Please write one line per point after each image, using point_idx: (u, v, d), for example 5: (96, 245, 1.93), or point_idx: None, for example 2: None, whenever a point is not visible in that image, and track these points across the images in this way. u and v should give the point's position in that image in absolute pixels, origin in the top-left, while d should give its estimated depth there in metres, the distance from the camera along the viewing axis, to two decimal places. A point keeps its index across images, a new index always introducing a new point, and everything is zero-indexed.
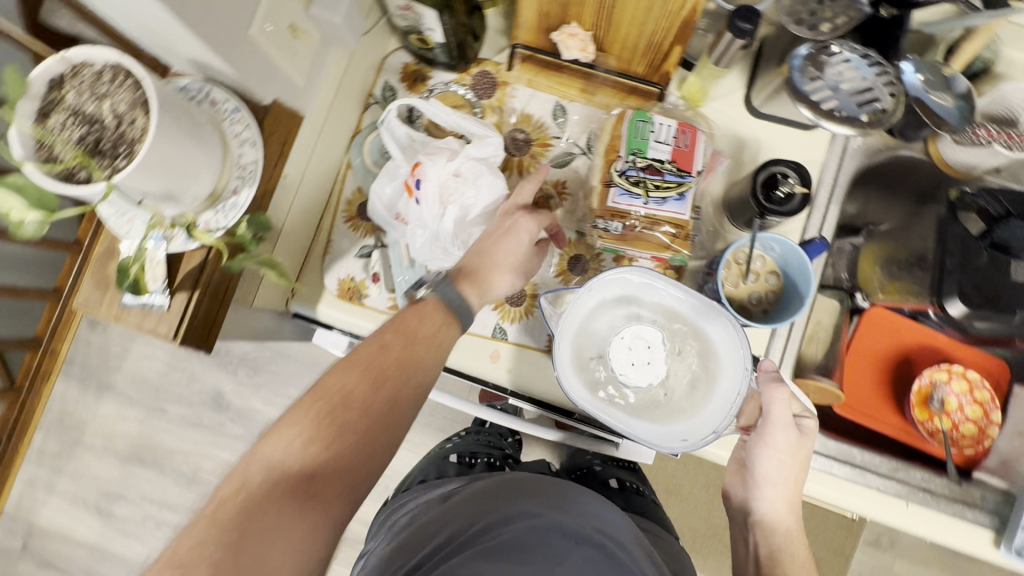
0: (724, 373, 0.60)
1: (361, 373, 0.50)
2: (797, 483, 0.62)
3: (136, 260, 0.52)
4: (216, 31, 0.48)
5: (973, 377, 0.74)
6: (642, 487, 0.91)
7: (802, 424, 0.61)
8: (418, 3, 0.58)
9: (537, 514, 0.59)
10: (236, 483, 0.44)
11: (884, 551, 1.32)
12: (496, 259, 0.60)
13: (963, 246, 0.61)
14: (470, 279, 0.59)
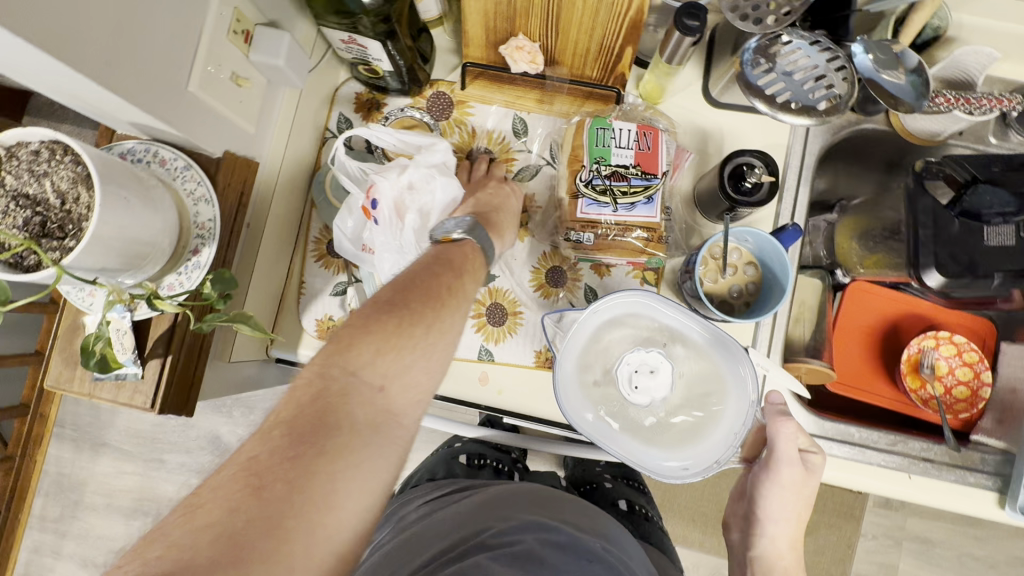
0: (729, 401, 0.61)
1: (424, 295, 0.46)
2: (799, 521, 0.61)
3: (99, 337, 0.50)
4: (151, 93, 0.47)
5: (960, 342, 0.74)
6: (651, 512, 0.91)
7: (808, 461, 0.61)
8: (360, 35, 0.58)
9: (554, 529, 0.58)
10: (312, 387, 0.38)
11: (895, 511, 1.33)
12: (504, 209, 0.64)
13: (934, 215, 0.61)
14: (489, 225, 0.60)
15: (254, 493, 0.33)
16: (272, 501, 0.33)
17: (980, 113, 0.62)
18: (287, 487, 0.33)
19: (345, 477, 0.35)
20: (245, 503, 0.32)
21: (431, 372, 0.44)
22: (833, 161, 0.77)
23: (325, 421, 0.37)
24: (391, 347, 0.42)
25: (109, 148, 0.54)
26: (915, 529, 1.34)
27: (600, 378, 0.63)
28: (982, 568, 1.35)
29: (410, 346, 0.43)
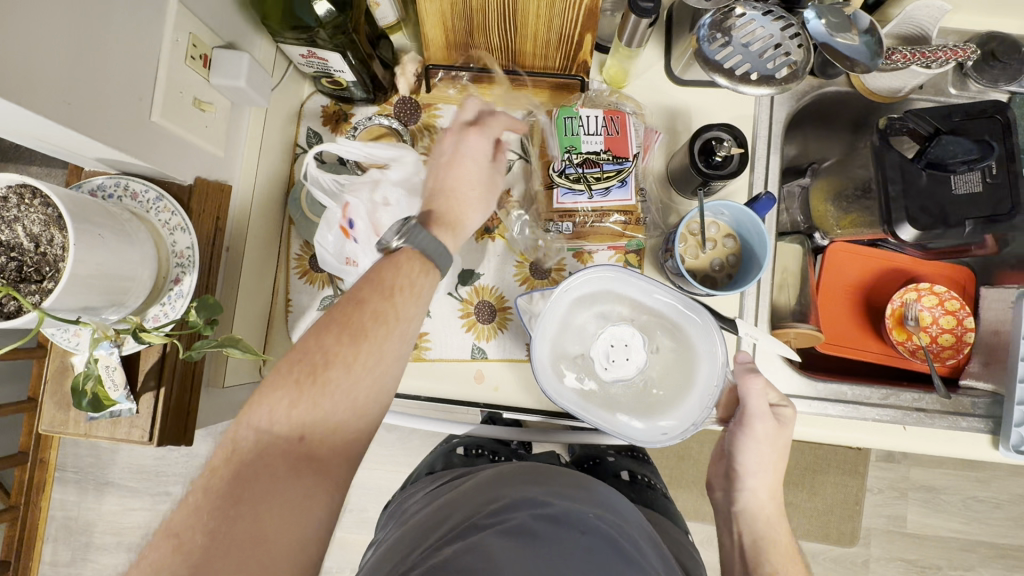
0: (701, 364, 0.62)
1: (341, 330, 0.45)
2: (778, 473, 0.62)
3: (88, 375, 0.50)
4: (113, 126, 0.46)
5: (940, 291, 0.75)
6: (653, 479, 0.92)
7: (781, 414, 0.62)
8: (319, 48, 0.58)
9: (545, 503, 0.56)
10: (226, 449, 0.41)
11: (896, 463, 1.37)
12: (460, 192, 0.54)
13: (901, 170, 0.62)
14: (442, 223, 0.52)
15: (175, 550, 0.37)
16: (192, 553, 0.37)
17: (937, 66, 0.63)
18: (207, 539, 0.38)
19: (266, 521, 0.39)
20: (169, 563, 0.37)
21: (361, 403, 0.44)
22: (801, 127, 0.78)
23: (240, 475, 0.40)
24: (307, 394, 0.43)
25: (78, 185, 0.54)
26: (918, 479, 1.38)
27: (582, 356, 0.64)
28: (986, 509, 1.39)
29: (324, 388, 0.43)
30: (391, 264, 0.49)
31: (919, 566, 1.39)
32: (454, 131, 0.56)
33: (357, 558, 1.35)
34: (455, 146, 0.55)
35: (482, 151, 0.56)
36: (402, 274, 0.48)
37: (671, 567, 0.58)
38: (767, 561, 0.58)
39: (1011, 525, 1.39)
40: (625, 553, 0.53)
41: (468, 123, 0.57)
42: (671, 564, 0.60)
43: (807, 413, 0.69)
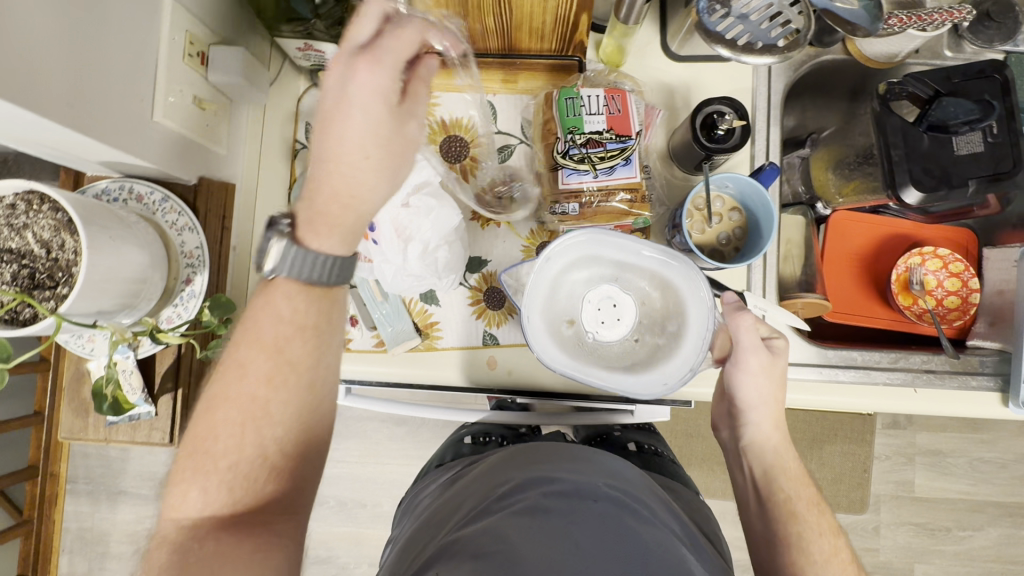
0: (691, 311, 0.60)
1: (228, 406, 0.48)
2: (778, 400, 0.64)
3: (109, 380, 0.52)
4: (114, 126, 0.46)
5: (944, 254, 0.76)
6: (658, 446, 0.94)
7: (773, 345, 0.63)
8: (315, 40, 0.57)
9: (553, 480, 0.56)
10: (160, 542, 0.46)
11: (902, 428, 1.39)
12: (342, 167, 0.48)
13: (903, 133, 0.62)
14: (321, 219, 0.50)
15: None
16: None
17: (933, 28, 0.63)
18: None
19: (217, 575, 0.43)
20: None
21: (273, 459, 0.49)
22: (799, 98, 0.78)
23: (181, 551, 0.44)
24: (211, 473, 0.47)
25: (82, 190, 0.55)
26: (925, 444, 1.40)
27: (576, 321, 0.62)
28: (992, 470, 1.41)
29: (227, 462, 0.47)
30: (261, 306, 0.50)
31: (928, 528, 1.41)
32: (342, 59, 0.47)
33: (375, 553, 1.36)
34: (337, 92, 0.47)
35: (372, 98, 0.47)
36: (285, 326, 0.50)
37: (685, 526, 0.59)
38: (780, 489, 0.64)
39: (1018, 483, 1.41)
40: (636, 513, 0.54)
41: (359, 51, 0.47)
42: (684, 523, 0.60)
43: (817, 380, 0.70)
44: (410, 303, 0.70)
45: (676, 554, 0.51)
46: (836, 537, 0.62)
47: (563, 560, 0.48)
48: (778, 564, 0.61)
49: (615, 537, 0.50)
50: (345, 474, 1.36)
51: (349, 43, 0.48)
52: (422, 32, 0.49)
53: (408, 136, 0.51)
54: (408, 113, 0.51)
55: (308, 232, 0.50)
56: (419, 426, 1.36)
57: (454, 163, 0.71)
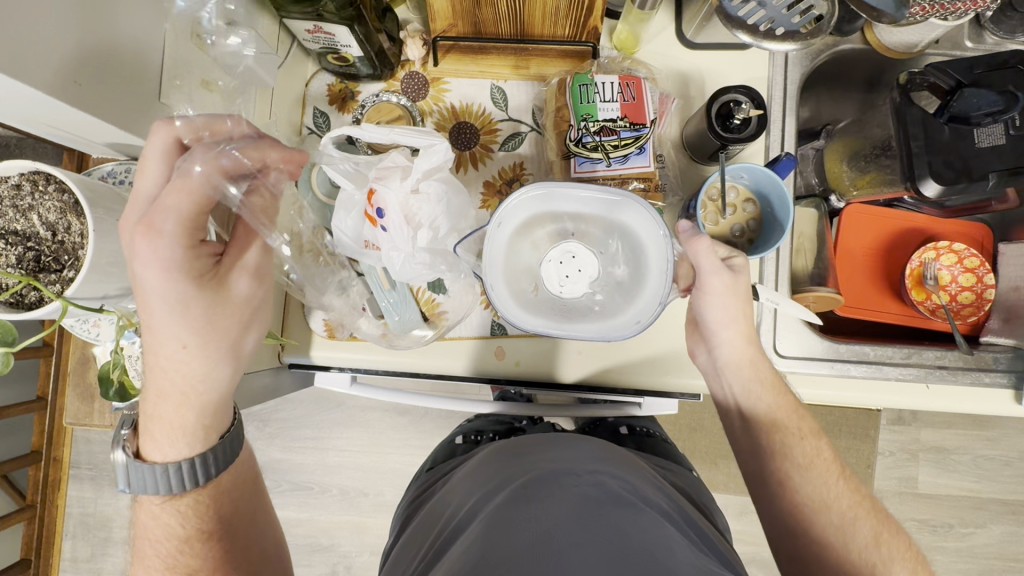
0: (649, 249, 0.57)
1: None
2: (745, 312, 0.62)
3: (115, 365, 0.52)
4: (108, 103, 0.45)
5: (960, 249, 0.75)
6: (652, 429, 0.95)
7: (733, 263, 0.61)
8: (325, 22, 0.55)
9: (533, 472, 0.56)
10: None
11: (907, 425, 1.38)
12: (158, 376, 0.51)
13: (924, 125, 0.62)
14: (161, 427, 0.52)
15: None
16: None
17: (955, 17, 0.61)
18: None
19: None
20: None
21: None
22: (814, 88, 0.77)
23: None
24: None
25: (88, 173, 0.54)
26: (929, 440, 1.40)
27: (539, 284, 0.58)
28: (996, 467, 1.41)
29: None
30: (143, 527, 0.56)
31: (930, 524, 1.41)
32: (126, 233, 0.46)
33: (377, 542, 1.36)
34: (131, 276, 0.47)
35: (164, 280, 0.47)
36: (167, 540, 0.55)
37: (681, 511, 0.59)
38: (759, 399, 0.65)
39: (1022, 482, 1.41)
40: (623, 494, 0.54)
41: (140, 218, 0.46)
42: (682, 509, 0.59)
43: (829, 375, 0.69)
44: (418, 291, 0.69)
45: (663, 533, 0.50)
46: (817, 438, 0.65)
47: (542, 538, 0.48)
48: (766, 471, 0.66)
49: (596, 517, 0.50)
50: (347, 463, 1.36)
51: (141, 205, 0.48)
52: (213, 174, 0.47)
53: (236, 295, 0.51)
54: (231, 270, 0.50)
55: (149, 443, 0.53)
56: (422, 416, 1.36)
57: (464, 149, 0.70)
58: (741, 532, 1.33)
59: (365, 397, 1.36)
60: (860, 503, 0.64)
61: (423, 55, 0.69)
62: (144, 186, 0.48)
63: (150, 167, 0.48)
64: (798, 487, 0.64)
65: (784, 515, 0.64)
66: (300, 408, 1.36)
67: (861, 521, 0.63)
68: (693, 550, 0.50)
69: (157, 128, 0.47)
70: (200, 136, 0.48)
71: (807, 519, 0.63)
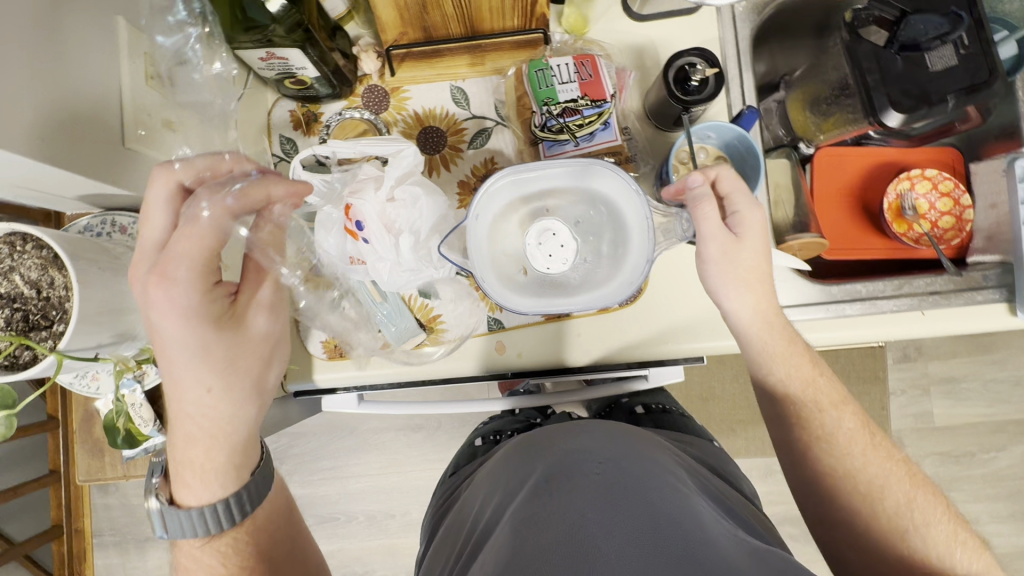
0: (624, 209, 0.57)
1: None
2: (756, 278, 0.61)
3: (119, 413, 0.55)
4: (77, 153, 0.46)
5: (933, 175, 0.76)
6: (668, 405, 0.95)
7: (734, 223, 0.60)
8: (278, 48, 0.55)
9: (553, 462, 0.56)
10: None
11: (913, 361, 1.44)
12: (182, 425, 0.52)
13: (876, 58, 0.62)
14: (190, 471, 0.53)
15: None
16: None
17: None
18: None
19: None
20: None
21: None
22: (766, 42, 0.78)
23: None
24: None
25: (65, 228, 0.55)
26: (937, 372, 1.46)
27: (527, 266, 0.58)
28: (1006, 388, 1.47)
29: None
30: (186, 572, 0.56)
31: (952, 455, 1.46)
32: (138, 283, 0.48)
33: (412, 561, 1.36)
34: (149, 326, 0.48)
35: (183, 327, 0.48)
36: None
37: (706, 487, 0.59)
38: (771, 373, 0.64)
39: None
40: (644, 468, 0.54)
41: (152, 268, 0.47)
42: (705, 483, 0.60)
43: (824, 318, 0.70)
44: (410, 299, 0.69)
45: (691, 506, 0.50)
46: (840, 408, 0.65)
47: (571, 527, 0.48)
48: (791, 441, 0.66)
49: (620, 500, 0.50)
50: (370, 487, 1.36)
51: (149, 252, 0.49)
52: (222, 218, 0.48)
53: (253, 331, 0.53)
54: (247, 308, 0.53)
55: (182, 490, 0.54)
56: (436, 429, 1.36)
57: (434, 152, 0.71)
58: (770, 492, 1.34)
59: (376, 419, 1.36)
60: (889, 468, 0.63)
61: (378, 67, 0.70)
62: (151, 232, 0.49)
63: (153, 214, 0.49)
64: (821, 457, 0.64)
65: (810, 482, 0.65)
66: (314, 440, 1.36)
67: (891, 486, 0.62)
68: (719, 523, 0.51)
69: (155, 176, 0.48)
70: (201, 178, 0.50)
71: (835, 486, 0.63)
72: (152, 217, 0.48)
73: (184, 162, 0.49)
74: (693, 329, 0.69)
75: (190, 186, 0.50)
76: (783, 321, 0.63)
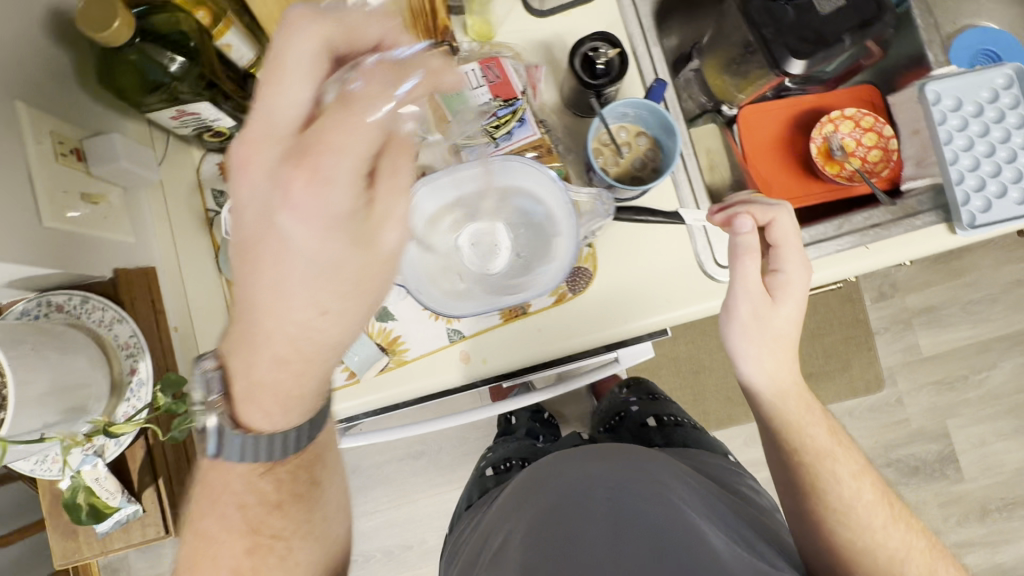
0: (544, 197, 0.59)
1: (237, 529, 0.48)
2: (783, 346, 0.63)
3: (77, 490, 0.56)
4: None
5: (852, 114, 0.78)
6: (680, 418, 1.00)
7: (775, 284, 0.62)
8: (184, 103, 0.60)
9: (562, 490, 0.62)
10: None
11: (889, 298, 1.47)
12: (271, 333, 0.41)
13: (768, 11, 0.64)
14: (271, 399, 0.45)
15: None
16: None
17: None
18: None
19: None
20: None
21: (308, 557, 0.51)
22: (672, 16, 0.80)
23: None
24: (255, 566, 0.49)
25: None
26: (916, 304, 1.48)
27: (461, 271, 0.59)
28: (985, 308, 1.50)
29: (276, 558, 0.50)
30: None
31: (945, 382, 1.48)
32: (274, 171, 0.35)
33: None
34: (277, 227, 0.36)
35: (322, 238, 0.36)
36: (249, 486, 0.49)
37: (707, 498, 0.64)
38: (790, 435, 0.67)
39: (1012, 313, 1.50)
40: (649, 497, 0.60)
41: (292, 158, 0.34)
42: (708, 494, 0.67)
43: None
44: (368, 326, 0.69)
45: (693, 532, 0.57)
46: (864, 477, 0.66)
47: (577, 557, 0.55)
48: (802, 511, 0.67)
49: (626, 533, 0.57)
50: (382, 522, 1.35)
51: (279, 129, 0.35)
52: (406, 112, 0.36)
53: (381, 251, 0.38)
54: (377, 219, 0.37)
55: (252, 412, 0.45)
56: (438, 452, 1.36)
57: None
58: None
59: (376, 453, 1.36)
60: (908, 542, 0.65)
61: None
62: (282, 106, 0.35)
63: (289, 82, 0.35)
64: (835, 529, 0.64)
65: (818, 552, 0.65)
66: None
67: (910, 561, 0.63)
68: (728, 549, 0.56)
69: (301, 26, 0.34)
70: (354, 48, 0.37)
71: (851, 560, 0.63)
72: (291, 91, 0.34)
73: (336, 18, 0.35)
74: (649, 304, 0.70)
75: (340, 53, 0.36)
76: (801, 388, 0.67)
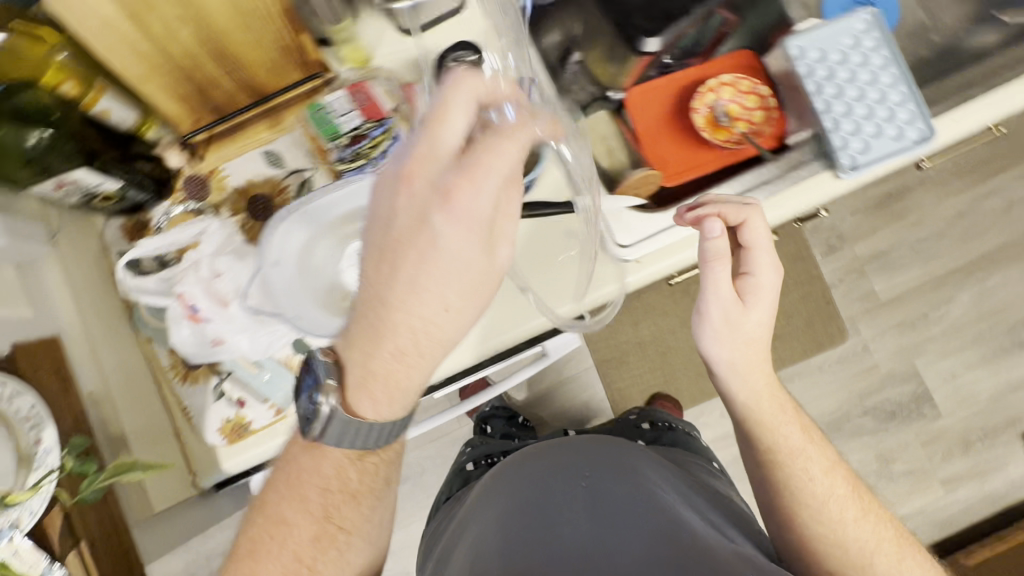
0: None
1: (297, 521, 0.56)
2: (754, 347, 0.65)
3: None
4: None
5: (729, 80, 0.80)
6: (675, 424, 1.09)
7: (746, 288, 0.63)
8: (65, 174, 0.60)
9: (548, 485, 0.70)
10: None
11: (839, 250, 1.49)
12: (391, 329, 0.49)
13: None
14: (381, 387, 0.53)
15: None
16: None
17: None
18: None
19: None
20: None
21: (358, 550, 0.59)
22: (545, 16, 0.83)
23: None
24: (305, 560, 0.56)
25: None
26: (867, 251, 1.50)
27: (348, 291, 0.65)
28: (935, 244, 1.52)
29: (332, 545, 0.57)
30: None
31: (908, 322, 1.50)
32: (438, 186, 0.45)
33: None
34: (429, 233, 0.45)
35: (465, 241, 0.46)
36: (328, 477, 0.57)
37: (678, 487, 0.73)
38: (765, 428, 0.68)
39: (963, 244, 1.52)
40: (624, 483, 0.68)
41: (454, 176, 0.44)
42: (685, 485, 0.75)
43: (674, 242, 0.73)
44: (288, 359, 0.70)
45: (669, 508, 0.64)
46: (839, 470, 0.68)
47: (552, 538, 0.62)
48: (773, 505, 0.68)
49: (603, 511, 0.65)
50: None
51: (440, 155, 0.45)
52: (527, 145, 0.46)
53: (496, 262, 0.49)
54: (498, 235, 0.48)
55: (363, 399, 0.54)
56: (421, 475, 1.36)
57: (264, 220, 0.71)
58: None
59: None
60: (883, 538, 0.65)
61: (186, 159, 0.72)
62: (445, 137, 0.44)
63: (455, 121, 0.44)
64: (809, 523, 0.65)
65: (790, 538, 0.67)
66: None
67: (880, 558, 0.64)
68: (702, 527, 0.63)
69: (467, 79, 0.43)
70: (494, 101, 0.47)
71: (817, 551, 0.65)
72: (457, 122, 0.43)
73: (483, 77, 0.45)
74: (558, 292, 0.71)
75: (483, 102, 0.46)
76: (774, 388, 0.69)
